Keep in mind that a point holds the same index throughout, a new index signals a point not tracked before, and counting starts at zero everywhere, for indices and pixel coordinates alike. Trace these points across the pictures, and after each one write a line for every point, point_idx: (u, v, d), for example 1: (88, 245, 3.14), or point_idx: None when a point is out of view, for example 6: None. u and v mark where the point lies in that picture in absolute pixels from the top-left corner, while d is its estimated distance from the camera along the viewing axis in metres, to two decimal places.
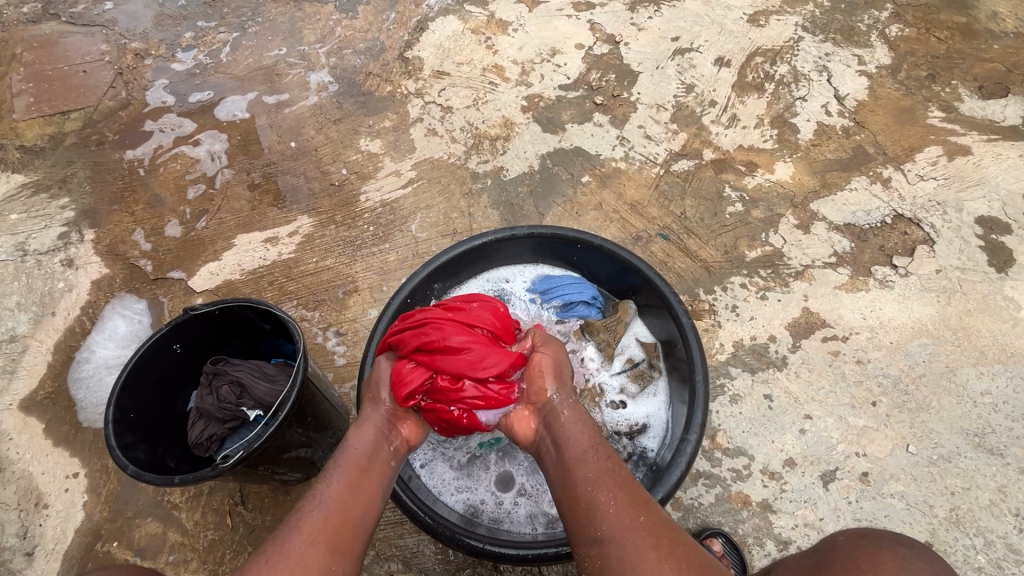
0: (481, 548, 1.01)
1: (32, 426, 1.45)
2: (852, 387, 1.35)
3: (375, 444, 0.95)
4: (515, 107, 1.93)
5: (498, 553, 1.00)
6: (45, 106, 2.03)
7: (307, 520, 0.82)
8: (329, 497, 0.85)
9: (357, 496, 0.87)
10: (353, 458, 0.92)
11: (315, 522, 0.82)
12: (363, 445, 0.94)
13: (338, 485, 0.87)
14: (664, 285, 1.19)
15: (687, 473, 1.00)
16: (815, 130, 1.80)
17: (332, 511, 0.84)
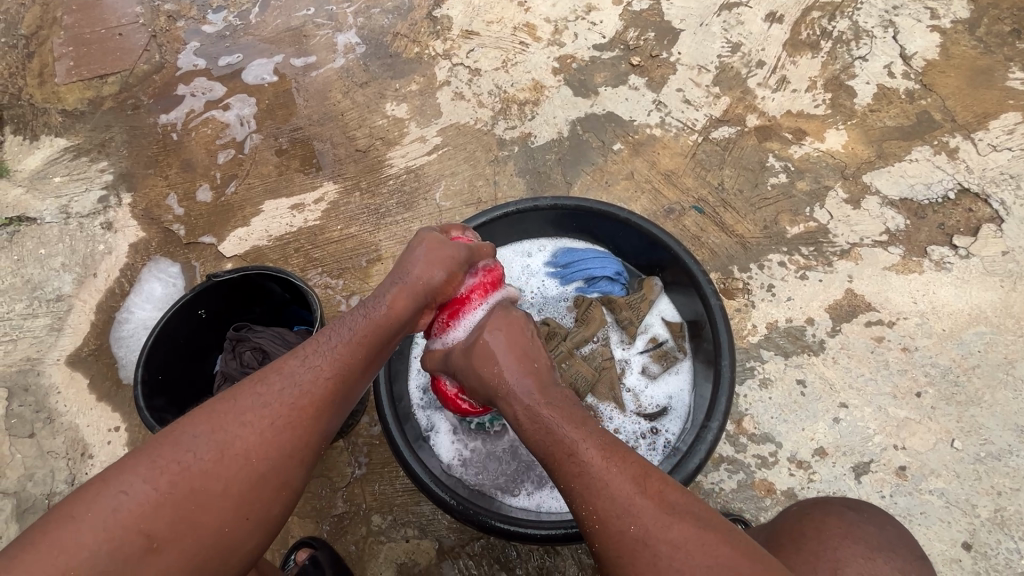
0: (493, 526, 1.01)
1: (77, 381, 1.53)
2: (895, 375, 1.26)
3: (398, 313, 0.90)
4: (546, 69, 1.83)
5: (510, 531, 1.00)
6: (84, 70, 2.06)
7: (312, 390, 0.81)
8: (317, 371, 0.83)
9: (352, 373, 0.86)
10: (371, 325, 0.88)
11: (318, 396, 0.81)
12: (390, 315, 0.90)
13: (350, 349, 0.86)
14: (692, 262, 1.13)
15: (708, 458, 0.96)
16: (875, 93, 1.64)
17: (336, 381, 0.84)
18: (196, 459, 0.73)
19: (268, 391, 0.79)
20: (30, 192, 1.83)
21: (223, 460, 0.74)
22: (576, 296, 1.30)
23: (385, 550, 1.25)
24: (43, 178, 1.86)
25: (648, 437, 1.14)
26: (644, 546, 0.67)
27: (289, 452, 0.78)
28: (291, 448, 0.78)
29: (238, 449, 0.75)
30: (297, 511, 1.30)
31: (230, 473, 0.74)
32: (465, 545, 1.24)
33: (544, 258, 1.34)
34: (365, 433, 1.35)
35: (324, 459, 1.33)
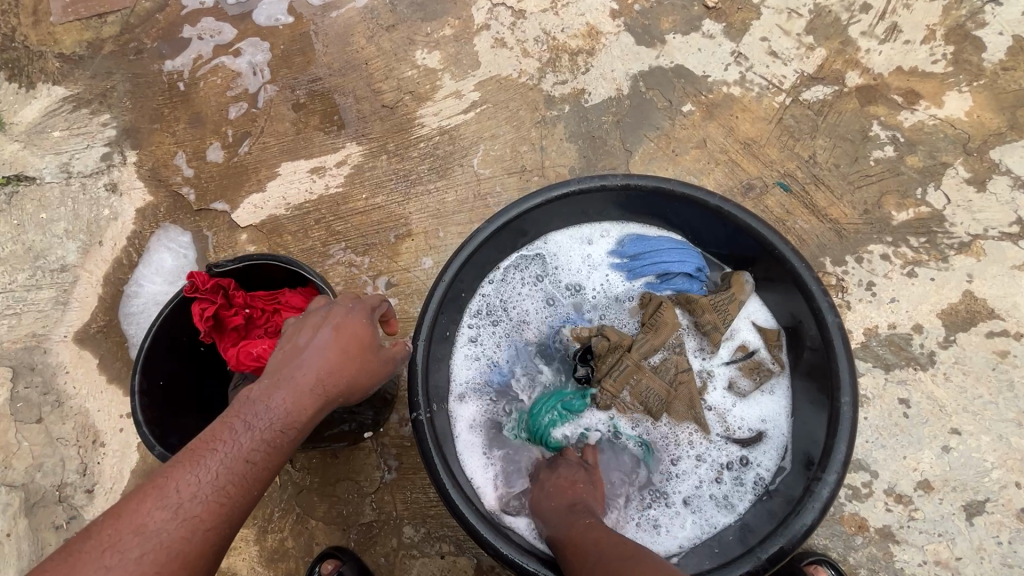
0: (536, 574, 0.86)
1: (86, 360, 1.42)
2: (1020, 399, 1.06)
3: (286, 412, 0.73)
4: (603, 11, 1.55)
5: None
6: (80, 7, 1.84)
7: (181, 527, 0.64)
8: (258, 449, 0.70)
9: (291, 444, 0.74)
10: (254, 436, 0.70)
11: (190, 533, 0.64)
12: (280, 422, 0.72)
13: (229, 471, 0.68)
14: (799, 262, 0.92)
15: (822, 517, 0.83)
16: (1009, 47, 1.35)
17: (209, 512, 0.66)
18: None
19: (123, 553, 0.61)
20: (28, 148, 1.67)
21: (146, 569, 0.61)
22: (645, 295, 1.11)
23: (418, 564, 1.14)
24: (41, 132, 1.69)
25: (738, 469, 1.00)
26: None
27: None
28: None
29: None
30: (323, 517, 1.18)
31: None
32: (506, 565, 1.13)
33: (608, 250, 1.13)
34: (395, 434, 1.21)
35: (351, 461, 1.20)
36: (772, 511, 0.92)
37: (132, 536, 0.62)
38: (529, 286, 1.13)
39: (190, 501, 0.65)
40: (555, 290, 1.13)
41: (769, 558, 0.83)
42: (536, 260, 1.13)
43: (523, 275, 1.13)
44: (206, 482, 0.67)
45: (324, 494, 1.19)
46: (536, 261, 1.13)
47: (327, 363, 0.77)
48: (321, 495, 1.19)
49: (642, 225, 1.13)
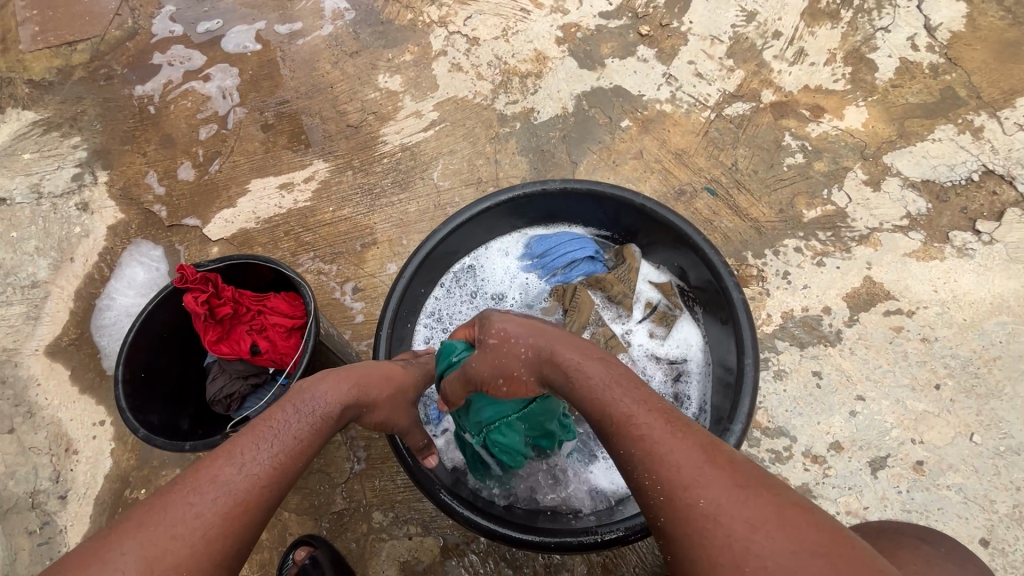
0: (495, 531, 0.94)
1: (58, 372, 1.46)
2: (914, 367, 1.22)
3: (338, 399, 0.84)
4: (549, 39, 1.72)
5: (514, 538, 0.94)
6: (50, 36, 1.91)
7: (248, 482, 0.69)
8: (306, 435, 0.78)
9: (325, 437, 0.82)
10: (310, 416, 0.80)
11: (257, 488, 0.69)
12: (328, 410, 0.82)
13: (290, 442, 0.76)
14: (672, 218, 1.06)
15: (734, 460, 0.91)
16: (897, 68, 1.56)
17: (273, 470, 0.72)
18: None
19: (198, 499, 0.65)
20: None
21: (216, 514, 0.65)
22: (558, 286, 1.24)
23: (387, 548, 1.22)
24: (11, 154, 1.74)
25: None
26: (720, 531, 0.59)
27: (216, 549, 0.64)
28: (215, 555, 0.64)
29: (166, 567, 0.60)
30: (295, 508, 1.25)
31: None
32: (470, 543, 1.21)
33: (519, 247, 1.28)
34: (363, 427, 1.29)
35: (322, 454, 1.28)
36: None
37: (205, 486, 0.67)
38: (460, 299, 1.25)
39: (252, 461, 0.71)
40: (483, 302, 1.25)
41: None
42: (466, 273, 1.26)
43: (459, 290, 1.25)
44: (266, 449, 0.73)
45: (296, 485, 1.26)
46: (460, 275, 1.25)
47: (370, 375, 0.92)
48: (293, 488, 1.26)
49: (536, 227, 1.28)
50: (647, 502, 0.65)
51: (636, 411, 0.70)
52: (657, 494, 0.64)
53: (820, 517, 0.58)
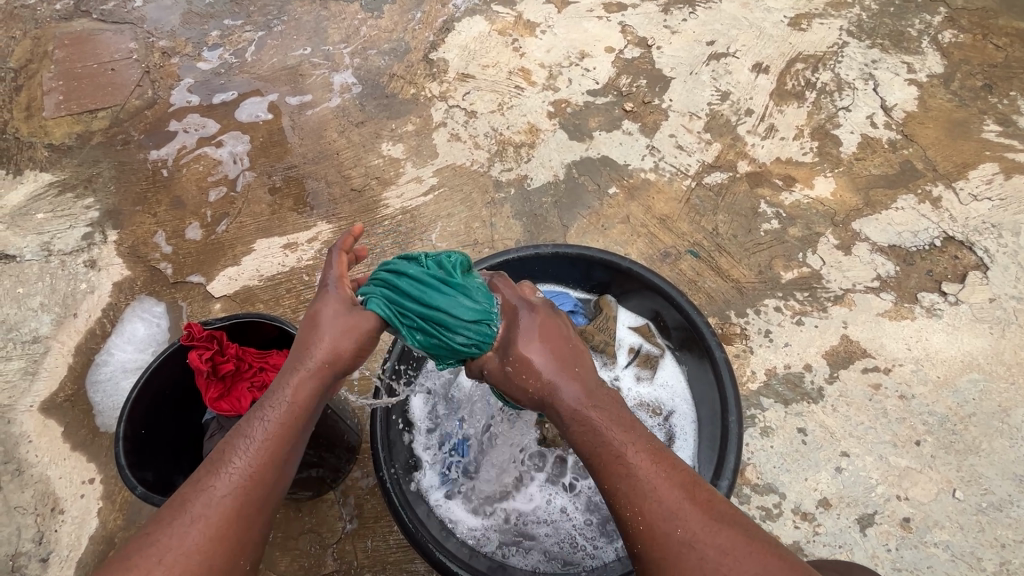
0: None
1: (51, 429, 1.46)
2: (894, 424, 1.27)
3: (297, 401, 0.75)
4: (541, 113, 1.87)
5: None
6: (73, 104, 2.04)
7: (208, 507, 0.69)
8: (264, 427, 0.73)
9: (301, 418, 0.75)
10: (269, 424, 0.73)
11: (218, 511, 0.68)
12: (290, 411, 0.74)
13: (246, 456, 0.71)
14: (648, 274, 1.15)
15: None
16: (859, 143, 1.70)
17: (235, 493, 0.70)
18: None
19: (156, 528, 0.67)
20: (11, 229, 1.78)
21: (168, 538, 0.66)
22: None
23: None
24: (25, 214, 1.81)
25: None
26: (690, 549, 0.68)
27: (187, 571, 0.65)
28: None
29: None
30: (284, 570, 1.23)
31: None
32: None
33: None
34: (356, 485, 1.30)
35: (314, 514, 1.27)
36: None
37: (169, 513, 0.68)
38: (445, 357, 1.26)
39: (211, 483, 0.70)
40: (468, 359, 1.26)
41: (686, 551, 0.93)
42: None
43: None
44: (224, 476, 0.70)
45: (286, 547, 1.24)
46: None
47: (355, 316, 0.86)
48: (283, 549, 1.24)
49: None
50: (630, 530, 0.70)
51: (630, 449, 0.73)
52: (637, 526, 0.70)
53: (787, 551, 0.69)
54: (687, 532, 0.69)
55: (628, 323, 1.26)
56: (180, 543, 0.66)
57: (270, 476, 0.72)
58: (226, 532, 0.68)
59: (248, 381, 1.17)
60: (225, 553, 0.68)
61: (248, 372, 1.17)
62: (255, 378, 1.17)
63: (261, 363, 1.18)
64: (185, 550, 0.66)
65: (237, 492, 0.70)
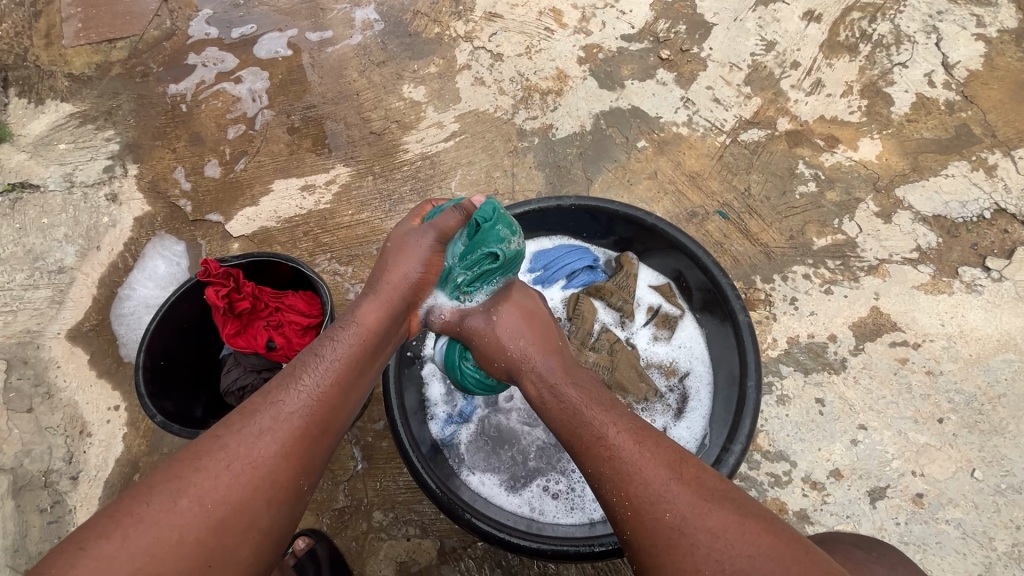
0: (513, 543, 0.95)
1: (78, 356, 1.50)
2: (918, 400, 1.23)
3: (366, 326, 0.90)
4: (571, 58, 1.76)
5: (535, 550, 0.95)
6: (92, 33, 1.99)
7: (287, 419, 0.77)
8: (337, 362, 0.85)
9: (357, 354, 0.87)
10: (340, 354, 0.86)
11: (299, 418, 0.78)
12: (362, 337, 0.88)
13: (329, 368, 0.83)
14: (675, 232, 1.10)
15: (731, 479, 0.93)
16: (913, 102, 1.58)
17: (317, 403, 0.80)
18: (151, 509, 0.66)
19: (240, 428, 0.75)
20: (34, 158, 1.78)
21: (264, 438, 0.75)
22: (564, 297, 1.22)
23: (386, 548, 1.23)
24: (48, 144, 1.81)
25: (672, 425, 1.09)
26: (681, 534, 0.67)
27: (273, 464, 0.73)
28: (280, 465, 0.74)
29: (225, 481, 0.70)
30: None
31: (211, 497, 0.69)
32: (467, 547, 1.22)
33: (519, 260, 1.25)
34: (367, 428, 1.33)
35: None
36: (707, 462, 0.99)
37: (260, 415, 0.77)
38: None
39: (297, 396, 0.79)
40: None
41: None
42: None
43: None
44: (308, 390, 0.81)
45: None
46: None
47: (416, 263, 0.96)
48: None
49: (536, 240, 1.27)
50: (618, 514, 0.72)
51: (606, 434, 0.76)
52: (624, 510, 0.71)
53: (778, 527, 0.66)
54: (674, 516, 0.68)
55: (647, 280, 1.22)
56: (248, 450, 0.73)
57: (333, 405, 0.81)
58: (294, 449, 0.75)
59: (265, 322, 1.18)
60: (285, 472, 0.74)
61: (265, 312, 1.19)
62: (272, 318, 1.18)
63: (277, 304, 1.19)
64: (254, 459, 0.72)
65: (308, 413, 0.78)
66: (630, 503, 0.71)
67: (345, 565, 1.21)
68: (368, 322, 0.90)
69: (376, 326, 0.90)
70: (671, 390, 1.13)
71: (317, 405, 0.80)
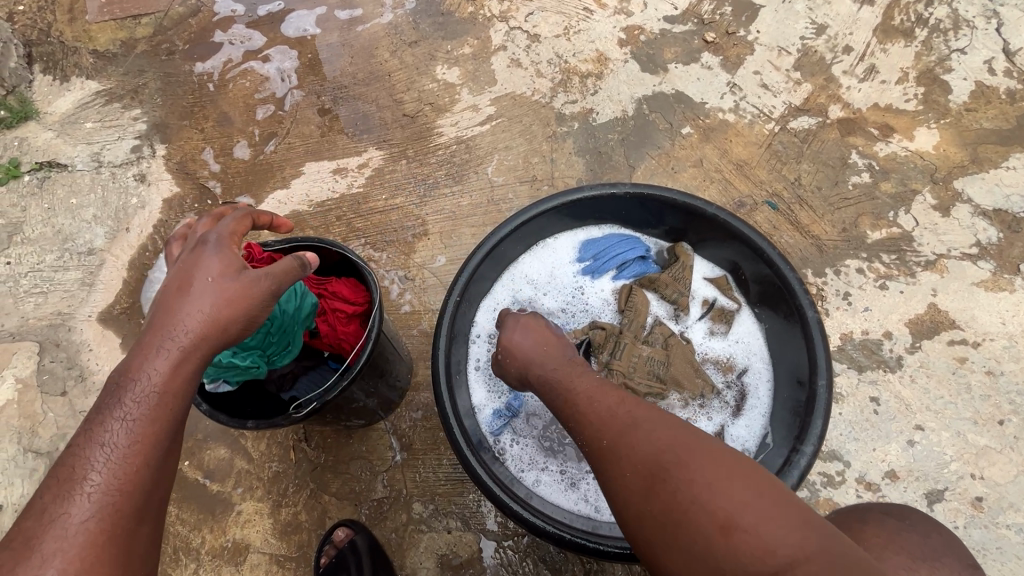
0: (574, 543, 0.91)
1: (110, 339, 1.48)
2: (977, 401, 1.19)
3: (152, 391, 0.72)
4: (612, 40, 1.70)
5: (599, 551, 0.90)
6: (116, 8, 1.93)
7: (89, 521, 0.65)
8: (133, 440, 0.70)
9: (181, 389, 0.74)
10: (133, 427, 0.70)
11: (105, 517, 0.66)
12: (159, 401, 0.72)
13: (129, 450, 0.69)
14: (737, 222, 1.04)
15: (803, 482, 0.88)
16: (972, 91, 1.51)
17: (121, 497, 0.67)
18: None
19: (40, 537, 0.64)
20: (61, 137, 1.74)
21: (75, 542, 0.64)
22: (617, 288, 1.19)
23: (426, 540, 1.22)
24: (74, 122, 1.77)
25: (730, 423, 1.06)
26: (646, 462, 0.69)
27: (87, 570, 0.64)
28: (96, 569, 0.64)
29: None
30: (336, 493, 1.26)
31: None
32: (510, 541, 1.20)
33: (567, 249, 1.20)
34: (405, 419, 1.30)
35: (365, 441, 1.29)
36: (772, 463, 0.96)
37: (61, 519, 0.65)
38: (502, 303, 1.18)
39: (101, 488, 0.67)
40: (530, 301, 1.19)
41: None
42: (508, 274, 1.18)
43: (501, 295, 1.18)
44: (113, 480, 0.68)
45: (337, 471, 1.27)
46: (506, 281, 1.18)
47: (213, 270, 0.77)
48: (334, 472, 1.27)
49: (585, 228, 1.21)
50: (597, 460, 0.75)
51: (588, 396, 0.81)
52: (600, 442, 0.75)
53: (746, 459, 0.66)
54: (643, 450, 0.70)
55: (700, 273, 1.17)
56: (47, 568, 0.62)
57: (144, 491, 0.69)
58: (107, 547, 0.66)
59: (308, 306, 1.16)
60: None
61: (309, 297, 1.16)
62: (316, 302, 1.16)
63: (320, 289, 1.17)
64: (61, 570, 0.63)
65: (114, 505, 0.67)
66: (608, 445, 0.74)
67: (385, 556, 1.20)
68: (160, 385, 0.72)
69: (203, 352, 0.75)
70: (729, 387, 1.09)
71: (122, 495, 0.67)
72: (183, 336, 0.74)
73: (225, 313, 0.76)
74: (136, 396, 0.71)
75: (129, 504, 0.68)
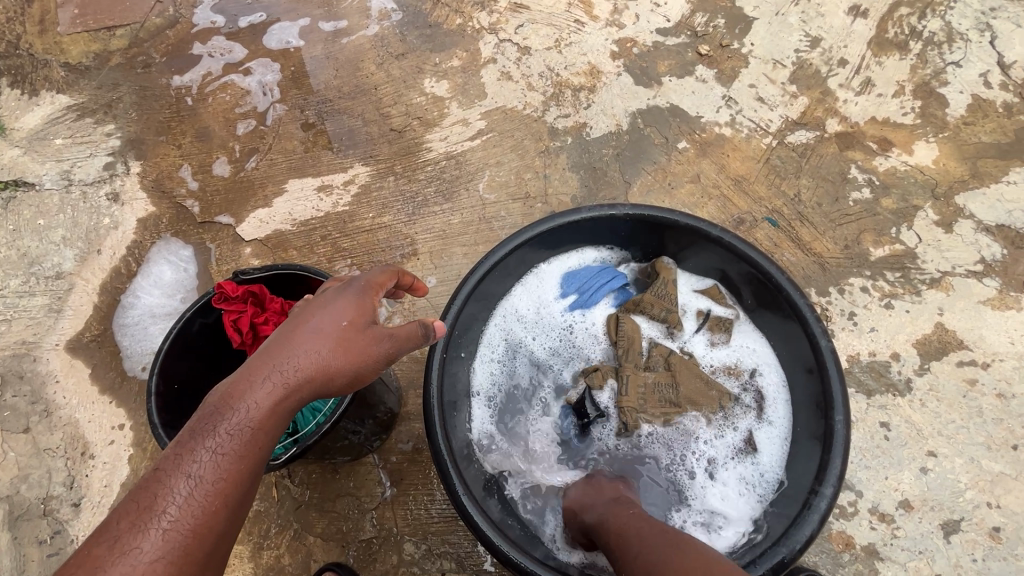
0: None
1: (78, 369, 1.39)
2: (989, 424, 1.15)
3: (254, 414, 0.70)
4: (604, 52, 1.66)
5: None
6: (89, 19, 1.86)
7: (165, 548, 0.60)
8: (223, 466, 0.66)
9: (274, 428, 0.72)
10: (226, 453, 0.67)
11: (179, 549, 0.61)
12: (256, 430, 0.70)
13: (218, 478, 0.65)
14: (744, 246, 0.98)
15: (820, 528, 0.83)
16: (969, 104, 1.49)
17: (197, 529, 0.62)
18: None
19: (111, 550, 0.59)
20: (28, 154, 1.66)
21: (145, 569, 0.59)
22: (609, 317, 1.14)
23: None
24: (43, 138, 1.69)
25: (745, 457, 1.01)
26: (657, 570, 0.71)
27: None
28: None
29: None
30: (322, 533, 1.18)
31: None
32: None
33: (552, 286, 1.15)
34: (395, 453, 1.23)
35: (353, 477, 1.21)
36: (789, 503, 0.91)
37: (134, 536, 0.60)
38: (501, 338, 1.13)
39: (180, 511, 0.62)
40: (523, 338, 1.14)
41: (772, 568, 0.83)
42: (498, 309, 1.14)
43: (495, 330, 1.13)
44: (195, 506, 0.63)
45: (323, 510, 1.19)
46: (497, 320, 1.14)
47: (345, 316, 0.78)
48: (320, 511, 1.19)
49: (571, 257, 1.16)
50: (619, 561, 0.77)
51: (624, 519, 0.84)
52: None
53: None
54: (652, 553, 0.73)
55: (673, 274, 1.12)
56: None
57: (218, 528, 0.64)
58: None
59: None
60: None
61: None
62: None
63: None
64: None
65: (190, 536, 0.62)
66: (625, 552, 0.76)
67: None
68: (264, 412, 0.71)
69: (305, 395, 0.74)
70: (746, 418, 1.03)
71: (199, 527, 0.63)
72: (297, 367, 0.74)
73: (337, 361, 0.76)
74: (236, 421, 0.69)
75: (204, 538, 0.63)
